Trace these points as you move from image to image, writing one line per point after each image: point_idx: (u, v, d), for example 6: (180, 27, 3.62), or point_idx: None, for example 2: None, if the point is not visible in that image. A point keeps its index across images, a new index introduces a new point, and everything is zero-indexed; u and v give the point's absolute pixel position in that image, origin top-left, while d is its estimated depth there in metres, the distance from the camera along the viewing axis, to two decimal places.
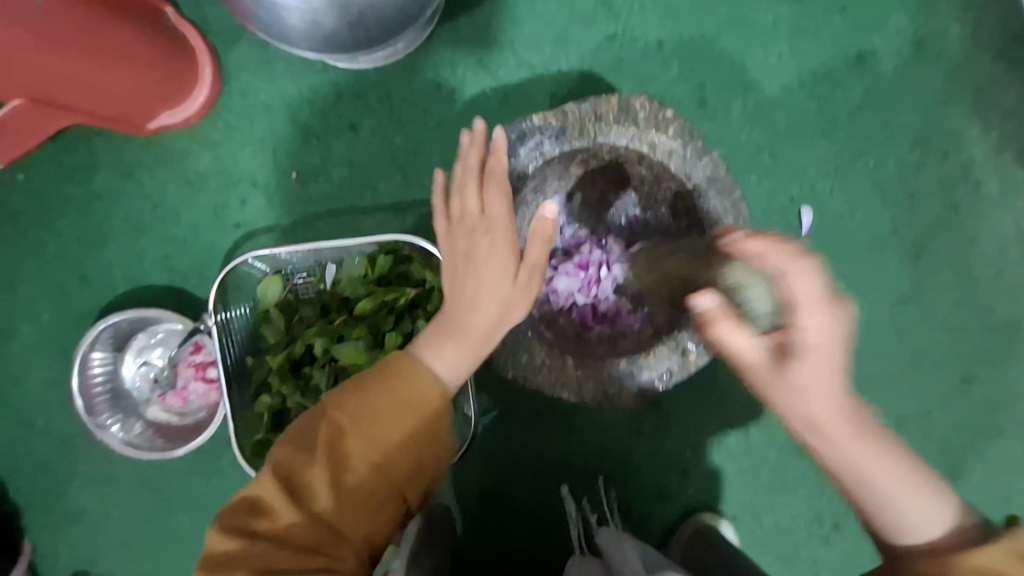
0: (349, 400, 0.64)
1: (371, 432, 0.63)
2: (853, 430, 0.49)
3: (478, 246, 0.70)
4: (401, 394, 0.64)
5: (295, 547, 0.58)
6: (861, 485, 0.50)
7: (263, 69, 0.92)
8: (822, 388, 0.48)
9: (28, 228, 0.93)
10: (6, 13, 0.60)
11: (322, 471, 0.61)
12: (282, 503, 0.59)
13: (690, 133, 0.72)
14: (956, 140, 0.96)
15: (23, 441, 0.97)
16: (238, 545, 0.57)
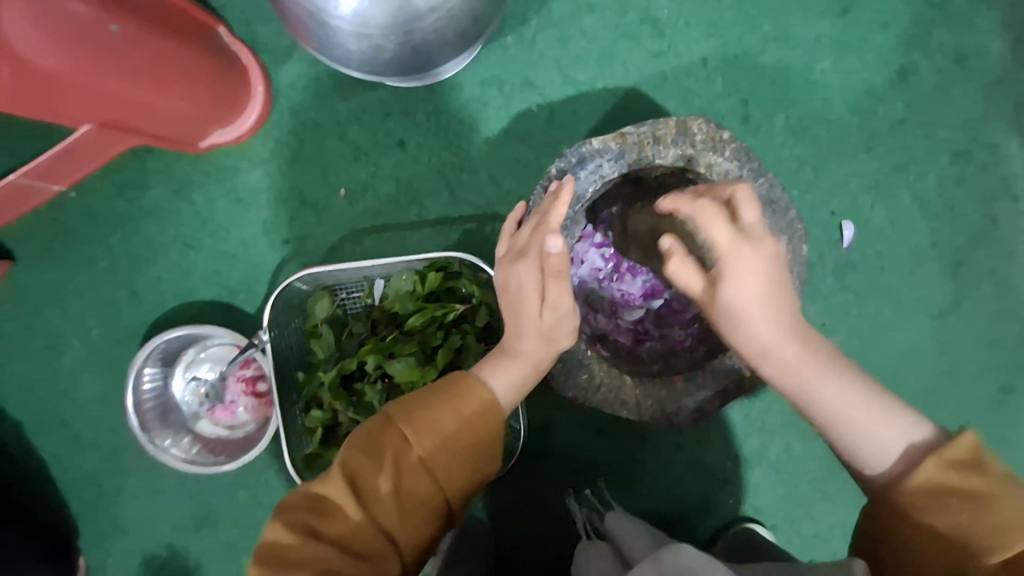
0: (416, 411, 0.63)
1: (436, 447, 0.61)
2: (799, 356, 0.54)
3: (529, 284, 0.66)
4: (464, 411, 0.63)
5: (355, 552, 0.57)
6: (824, 414, 0.55)
7: (312, 86, 0.93)
8: (757, 317, 0.54)
9: (79, 244, 0.94)
10: (71, 41, 0.61)
11: (386, 483, 0.60)
12: (346, 511, 0.58)
13: (746, 154, 0.72)
14: (996, 153, 0.97)
15: (69, 454, 0.97)
16: (303, 543, 0.57)
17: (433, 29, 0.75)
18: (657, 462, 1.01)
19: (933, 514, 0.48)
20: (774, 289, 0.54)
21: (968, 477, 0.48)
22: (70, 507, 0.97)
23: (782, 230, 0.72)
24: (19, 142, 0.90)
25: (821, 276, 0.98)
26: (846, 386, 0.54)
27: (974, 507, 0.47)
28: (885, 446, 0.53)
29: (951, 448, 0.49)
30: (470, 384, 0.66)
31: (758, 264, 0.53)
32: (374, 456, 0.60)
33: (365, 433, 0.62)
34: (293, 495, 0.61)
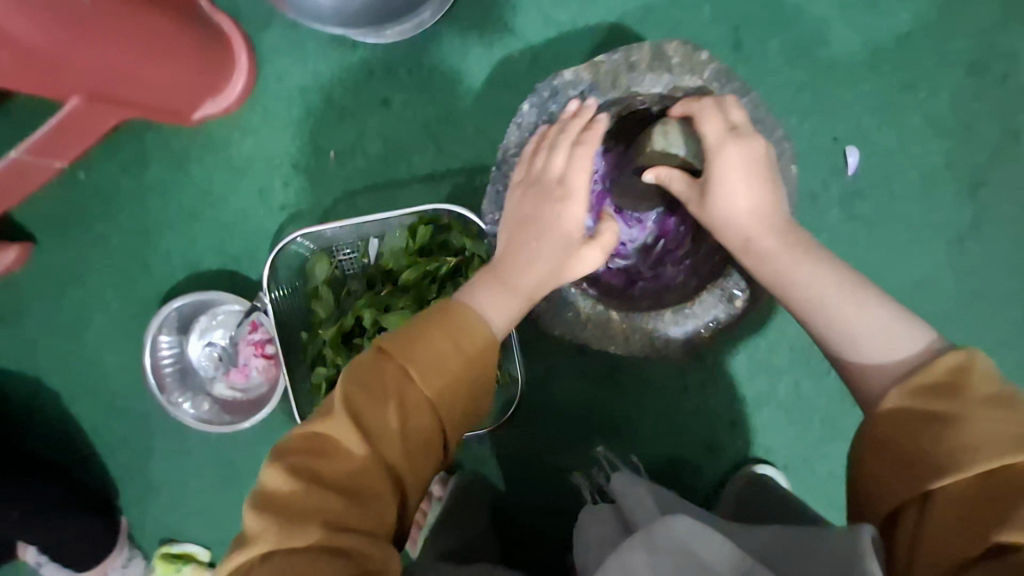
0: (414, 346, 0.58)
1: (436, 383, 0.58)
2: (780, 246, 0.60)
3: (546, 203, 0.66)
4: (463, 341, 0.60)
5: (359, 497, 0.55)
6: (815, 309, 0.56)
7: (295, 51, 0.94)
8: (743, 203, 0.61)
9: (93, 223, 0.99)
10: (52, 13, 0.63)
11: (389, 422, 0.56)
12: (350, 453, 0.55)
13: (727, 75, 0.70)
14: (1016, 61, 0.90)
15: (103, 421, 1.03)
16: (306, 488, 0.54)
17: None
18: (662, 409, 1.01)
19: (901, 438, 0.48)
20: (764, 178, 0.62)
21: (951, 401, 0.47)
22: (109, 470, 1.04)
23: (767, 151, 0.70)
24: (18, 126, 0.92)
25: (826, 208, 0.94)
26: (833, 278, 0.57)
27: (946, 430, 0.46)
28: (866, 322, 0.54)
29: (925, 375, 0.49)
30: (469, 309, 0.62)
31: (745, 156, 0.62)
32: (372, 395, 0.57)
33: (358, 370, 0.59)
34: (288, 439, 0.57)
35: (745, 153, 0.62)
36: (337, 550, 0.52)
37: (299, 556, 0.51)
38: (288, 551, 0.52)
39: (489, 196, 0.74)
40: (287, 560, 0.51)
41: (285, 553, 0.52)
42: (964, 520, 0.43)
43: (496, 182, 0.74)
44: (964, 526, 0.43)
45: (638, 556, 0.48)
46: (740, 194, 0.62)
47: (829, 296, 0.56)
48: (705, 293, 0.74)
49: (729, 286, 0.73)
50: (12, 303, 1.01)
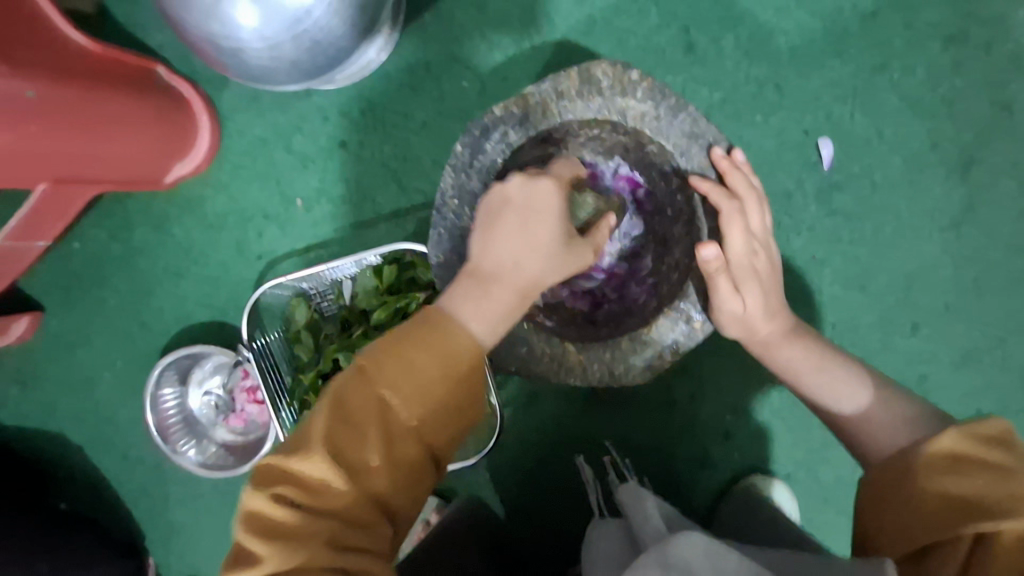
0: (387, 361, 0.51)
1: (423, 400, 0.51)
2: (782, 333, 0.67)
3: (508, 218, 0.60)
4: (450, 363, 0.52)
5: (349, 526, 0.49)
6: (800, 376, 0.64)
7: (254, 106, 0.96)
8: (751, 298, 0.65)
9: (91, 288, 1.05)
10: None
11: (380, 453, 0.50)
12: (337, 487, 0.49)
13: (661, 92, 0.69)
14: (999, 28, 0.84)
15: (121, 471, 1.10)
16: (290, 524, 0.48)
17: (329, 26, 0.75)
18: (651, 424, 0.98)
19: (954, 484, 0.47)
20: (769, 279, 0.67)
21: (1009, 454, 0.47)
22: (131, 516, 1.11)
23: (712, 166, 0.68)
24: (6, 205, 0.98)
25: (803, 205, 0.89)
26: (821, 358, 0.64)
27: (999, 480, 0.46)
28: (843, 395, 0.60)
29: (973, 427, 0.49)
30: (456, 321, 0.54)
31: (742, 236, 0.65)
32: (359, 424, 0.50)
33: (338, 396, 0.51)
34: (274, 463, 0.50)
35: (746, 243, 0.66)
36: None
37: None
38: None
39: (433, 240, 0.71)
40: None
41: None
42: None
43: (438, 225, 0.71)
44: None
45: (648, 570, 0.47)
46: (747, 295, 0.65)
47: (814, 373, 0.63)
48: (661, 317, 0.72)
49: (687, 308, 0.71)
50: (29, 368, 1.09)
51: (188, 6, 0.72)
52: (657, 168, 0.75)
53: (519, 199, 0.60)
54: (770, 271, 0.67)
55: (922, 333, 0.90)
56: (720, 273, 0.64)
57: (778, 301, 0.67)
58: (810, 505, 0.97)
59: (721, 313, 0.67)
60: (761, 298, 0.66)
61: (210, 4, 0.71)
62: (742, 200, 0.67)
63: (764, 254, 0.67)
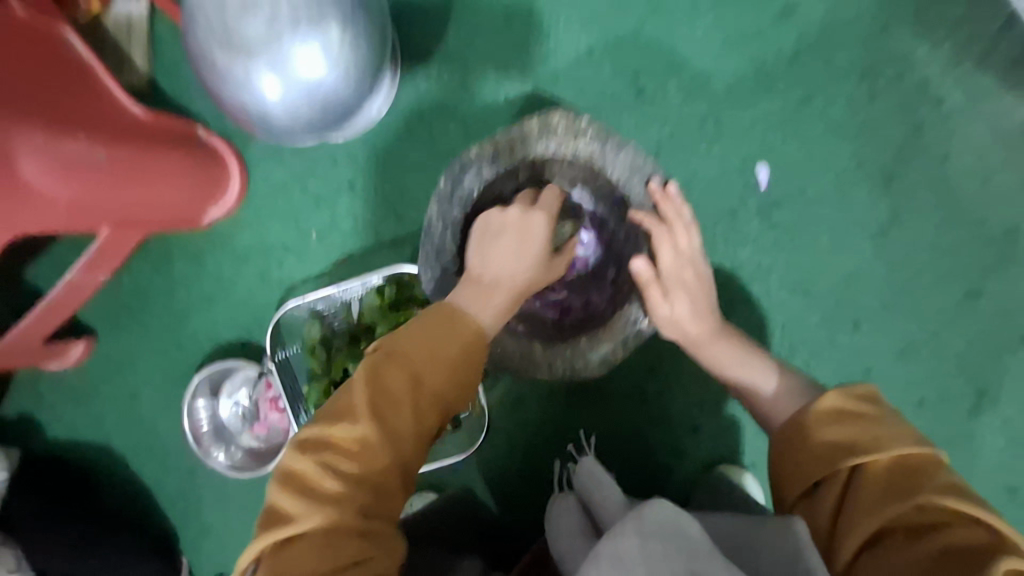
0: (412, 340, 0.66)
1: (439, 372, 0.65)
2: (712, 335, 0.81)
3: (506, 235, 0.79)
4: (461, 342, 0.68)
5: (374, 487, 0.60)
6: (723, 367, 0.79)
7: (275, 155, 1.14)
8: (681, 306, 0.81)
9: (137, 315, 1.21)
10: (69, 174, 0.84)
11: (403, 423, 0.63)
12: (371, 451, 0.60)
13: (607, 133, 0.84)
14: (905, 62, 0.97)
15: (160, 477, 1.24)
16: (330, 482, 0.58)
17: (338, 90, 0.92)
18: (627, 420, 1.10)
19: (839, 431, 0.62)
20: (697, 289, 0.82)
21: (874, 406, 0.63)
22: (168, 518, 1.24)
23: (650, 195, 0.83)
24: (70, 246, 1.16)
25: (747, 220, 1.02)
26: (740, 352, 0.79)
27: (867, 424, 0.62)
28: (759, 380, 0.76)
29: (848, 390, 0.65)
30: (466, 316, 0.71)
31: (672, 255, 0.81)
32: (389, 397, 0.63)
33: (372, 373, 0.64)
34: (313, 434, 0.62)
35: (675, 259, 0.81)
36: (358, 533, 0.57)
37: (324, 542, 0.56)
38: (317, 534, 0.56)
39: (422, 258, 0.86)
40: (315, 544, 0.56)
41: (308, 540, 0.56)
42: (883, 492, 0.57)
43: (427, 245, 0.86)
44: (883, 494, 0.57)
45: (630, 541, 0.51)
46: (677, 303, 0.81)
47: (734, 363, 0.78)
48: (614, 320, 0.87)
49: (634, 311, 0.86)
50: (82, 387, 1.25)
51: (224, 80, 0.89)
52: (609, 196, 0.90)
53: (517, 224, 0.79)
54: (697, 281, 0.82)
55: (864, 330, 1.01)
56: (651, 284, 0.81)
57: (706, 305, 0.82)
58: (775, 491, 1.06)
59: (658, 315, 0.81)
60: (688, 305, 0.81)
61: (242, 78, 0.88)
62: (671, 224, 0.82)
63: (692, 268, 0.82)
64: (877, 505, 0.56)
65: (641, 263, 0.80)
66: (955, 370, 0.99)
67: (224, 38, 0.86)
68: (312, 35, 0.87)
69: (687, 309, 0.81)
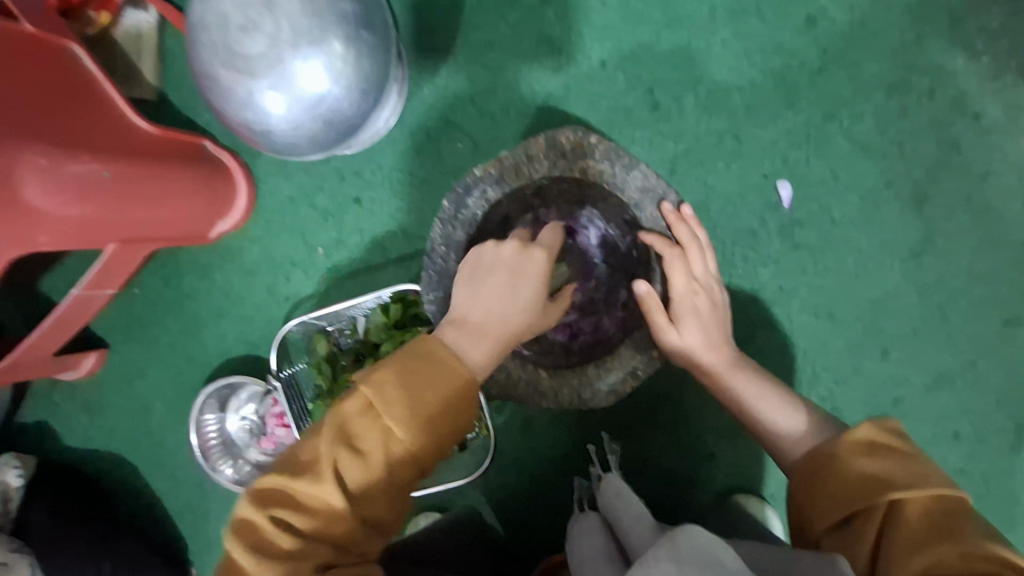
0: (389, 385, 0.59)
1: (418, 424, 0.59)
2: (728, 364, 0.77)
3: (498, 271, 0.72)
4: (448, 389, 0.61)
5: (340, 540, 0.56)
6: (742, 400, 0.75)
7: (283, 170, 1.13)
8: (694, 334, 0.76)
9: (148, 327, 1.22)
10: (77, 190, 0.85)
11: (371, 480, 0.57)
12: (334, 508, 0.56)
13: (617, 153, 0.80)
14: (940, 74, 0.91)
15: (169, 490, 1.24)
16: (288, 540, 0.55)
17: (342, 106, 0.91)
18: (639, 447, 1.05)
19: (873, 464, 0.60)
20: (713, 316, 0.78)
21: (904, 441, 0.62)
22: (176, 530, 1.24)
23: (662, 217, 0.79)
24: (84, 259, 1.17)
25: (767, 240, 0.97)
26: (760, 384, 0.75)
27: (901, 460, 0.60)
28: (778, 419, 0.71)
29: (881, 423, 0.63)
30: (454, 355, 0.64)
31: (683, 279, 0.77)
32: (355, 450, 0.58)
33: (343, 422, 0.58)
34: (274, 483, 0.58)
35: (686, 283, 0.77)
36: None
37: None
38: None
39: (425, 281, 0.83)
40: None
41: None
42: (922, 532, 0.54)
43: (429, 268, 0.83)
44: (923, 534, 0.54)
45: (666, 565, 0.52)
46: (689, 331, 0.76)
47: (755, 397, 0.74)
48: (623, 347, 0.84)
49: (645, 338, 0.83)
50: (95, 398, 1.26)
51: (229, 100, 0.88)
52: (620, 216, 0.86)
53: (512, 262, 0.73)
54: (711, 308, 0.78)
55: (892, 358, 0.95)
56: (656, 309, 0.76)
57: (719, 338, 0.78)
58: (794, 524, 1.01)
59: (668, 345, 0.77)
60: (700, 333, 0.77)
61: (246, 97, 0.87)
62: (684, 248, 0.78)
63: (705, 295, 0.78)
64: (916, 544, 0.54)
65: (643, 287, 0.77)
66: (993, 403, 0.92)
67: (226, 58, 0.86)
68: (313, 53, 0.87)
69: (700, 337, 0.77)
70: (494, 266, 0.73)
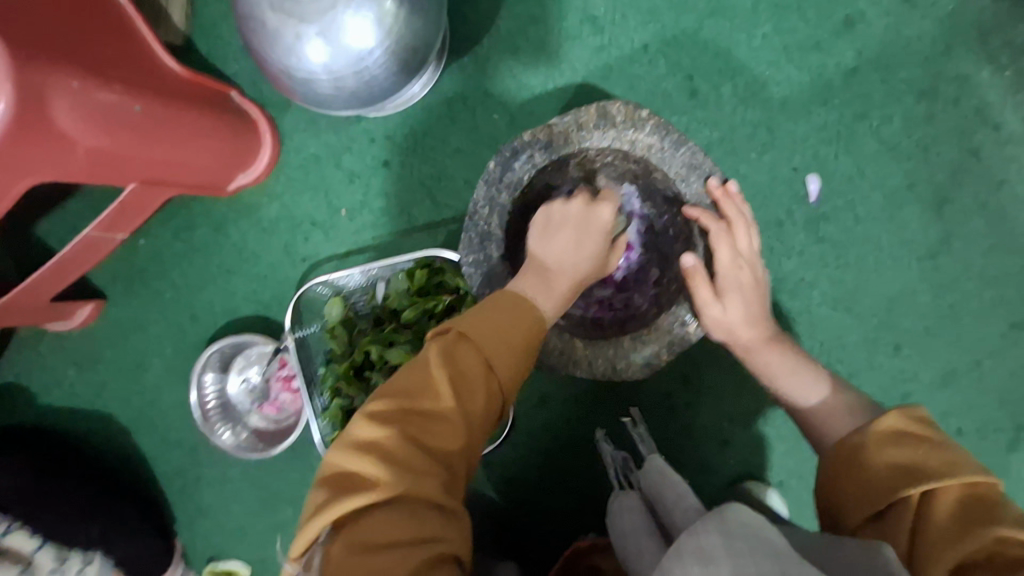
0: (476, 322, 0.63)
1: (510, 360, 0.62)
2: (763, 341, 0.78)
3: (570, 227, 0.76)
4: (531, 333, 0.65)
5: (446, 468, 0.57)
6: (772, 377, 0.77)
7: (311, 128, 1.10)
8: (735, 311, 0.78)
9: (151, 281, 1.17)
10: (105, 121, 0.81)
11: (478, 407, 0.60)
12: (445, 435, 0.58)
13: (666, 128, 0.80)
14: (966, 84, 0.96)
15: (160, 452, 1.19)
16: (409, 456, 0.55)
17: (386, 63, 0.89)
18: (652, 429, 1.06)
19: (900, 454, 0.59)
20: (750, 295, 0.79)
21: (928, 428, 0.61)
22: (163, 495, 1.19)
23: (708, 194, 0.80)
24: (89, 203, 1.12)
25: (793, 232, 0.99)
26: (789, 359, 0.77)
27: (931, 447, 0.59)
28: (811, 394, 0.73)
29: (907, 411, 0.62)
30: (530, 303, 0.67)
31: (729, 252, 0.79)
32: (465, 379, 0.60)
33: (444, 356, 0.60)
34: (389, 405, 0.58)
35: (730, 258, 0.79)
36: (435, 507, 0.54)
37: (408, 512, 0.53)
38: (400, 508, 0.53)
39: (465, 241, 0.82)
40: (394, 517, 0.52)
41: (389, 515, 0.52)
42: (955, 522, 0.53)
43: (470, 230, 0.82)
44: (954, 525, 0.53)
45: (715, 537, 0.46)
46: (731, 306, 0.78)
47: (787, 374, 0.75)
48: (659, 321, 0.83)
49: (682, 313, 0.82)
50: (86, 352, 1.20)
51: (274, 42, 0.86)
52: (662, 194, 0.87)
53: (579, 219, 0.76)
54: (753, 285, 0.80)
55: (904, 353, 0.99)
56: (701, 282, 0.77)
57: (759, 312, 0.79)
58: (799, 512, 1.04)
59: (709, 321, 0.78)
60: (741, 308, 0.78)
61: (291, 43, 0.85)
62: (731, 224, 0.79)
63: (748, 270, 0.80)
64: (947, 537, 0.53)
65: (689, 258, 0.78)
66: (995, 402, 0.96)
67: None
68: (365, 5, 0.84)
69: (739, 312, 0.78)
70: (568, 215, 0.77)
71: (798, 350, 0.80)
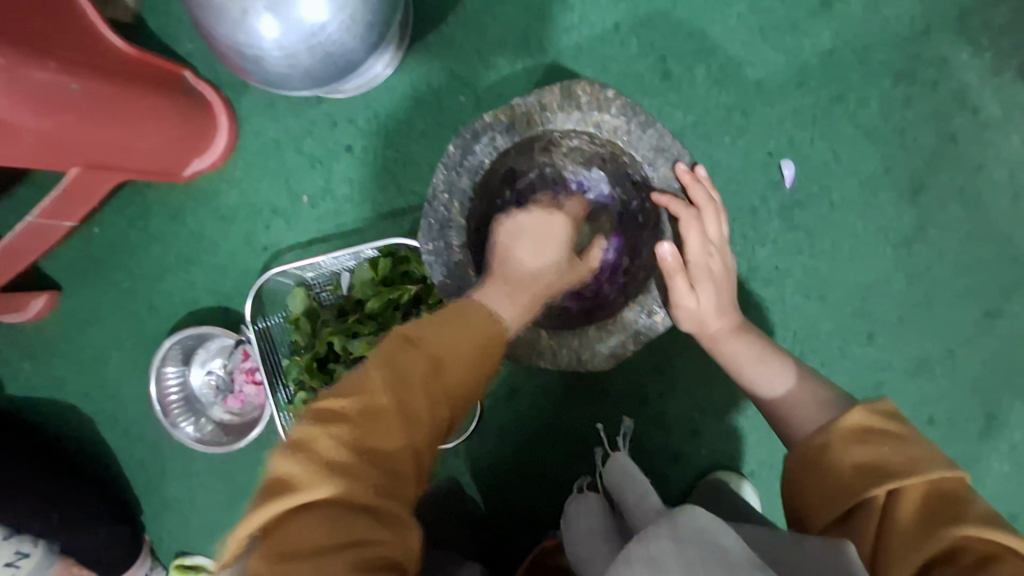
0: (428, 322, 0.61)
1: (459, 360, 0.59)
2: (731, 332, 0.77)
3: (527, 239, 0.75)
4: (481, 332, 0.62)
5: (390, 470, 0.52)
6: (737, 367, 0.75)
7: (270, 110, 1.06)
8: (703, 301, 0.76)
9: (108, 271, 1.13)
10: (43, 102, 0.76)
11: (423, 406, 0.56)
12: (383, 433, 0.53)
13: (633, 109, 0.77)
14: (944, 66, 0.93)
15: (121, 447, 1.15)
16: (340, 458, 0.51)
17: (343, 41, 0.85)
18: (624, 420, 1.04)
19: (866, 453, 0.57)
20: (718, 286, 0.77)
21: (894, 423, 0.59)
22: (125, 491, 1.15)
23: (676, 178, 0.77)
24: (39, 190, 1.07)
25: (767, 219, 0.97)
26: (755, 351, 0.75)
27: (897, 444, 0.57)
28: (776, 382, 0.71)
29: (872, 406, 0.60)
30: (483, 305, 0.65)
31: (699, 240, 0.76)
32: (405, 377, 0.56)
33: (387, 356, 0.57)
34: (320, 407, 0.54)
35: (698, 247, 0.76)
36: (370, 511, 0.50)
37: (336, 515, 0.48)
38: (330, 508, 0.49)
39: (424, 228, 0.79)
40: (324, 520, 0.48)
41: (317, 516, 0.48)
42: (919, 523, 0.51)
43: (429, 216, 0.79)
44: (919, 527, 0.51)
45: (665, 545, 0.44)
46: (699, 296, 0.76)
47: (753, 364, 0.74)
48: (626, 309, 0.81)
49: (650, 301, 0.79)
50: (41, 345, 1.16)
51: (219, 17, 0.81)
52: (628, 180, 0.84)
53: (539, 224, 0.76)
54: (722, 273, 0.78)
55: (877, 342, 0.97)
56: (676, 273, 0.75)
57: (728, 301, 0.78)
58: (770, 501, 1.03)
59: (677, 309, 0.76)
60: (712, 297, 0.76)
61: (238, 17, 0.81)
62: (699, 210, 0.77)
63: (718, 258, 0.78)
64: (915, 539, 0.50)
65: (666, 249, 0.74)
66: (967, 391, 0.95)
67: None
68: None
69: (710, 303, 0.76)
70: (523, 232, 0.75)
71: (767, 338, 0.78)
